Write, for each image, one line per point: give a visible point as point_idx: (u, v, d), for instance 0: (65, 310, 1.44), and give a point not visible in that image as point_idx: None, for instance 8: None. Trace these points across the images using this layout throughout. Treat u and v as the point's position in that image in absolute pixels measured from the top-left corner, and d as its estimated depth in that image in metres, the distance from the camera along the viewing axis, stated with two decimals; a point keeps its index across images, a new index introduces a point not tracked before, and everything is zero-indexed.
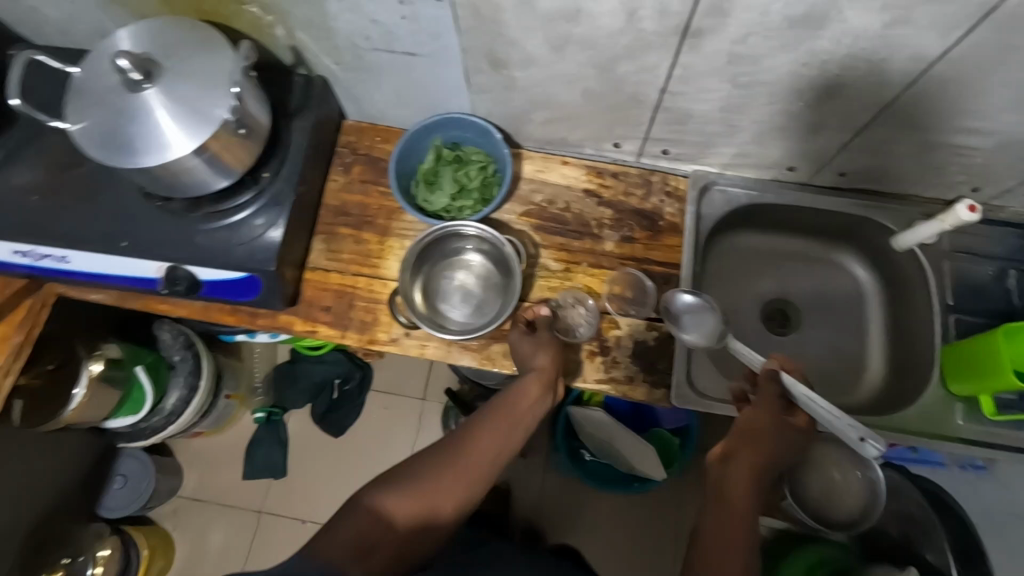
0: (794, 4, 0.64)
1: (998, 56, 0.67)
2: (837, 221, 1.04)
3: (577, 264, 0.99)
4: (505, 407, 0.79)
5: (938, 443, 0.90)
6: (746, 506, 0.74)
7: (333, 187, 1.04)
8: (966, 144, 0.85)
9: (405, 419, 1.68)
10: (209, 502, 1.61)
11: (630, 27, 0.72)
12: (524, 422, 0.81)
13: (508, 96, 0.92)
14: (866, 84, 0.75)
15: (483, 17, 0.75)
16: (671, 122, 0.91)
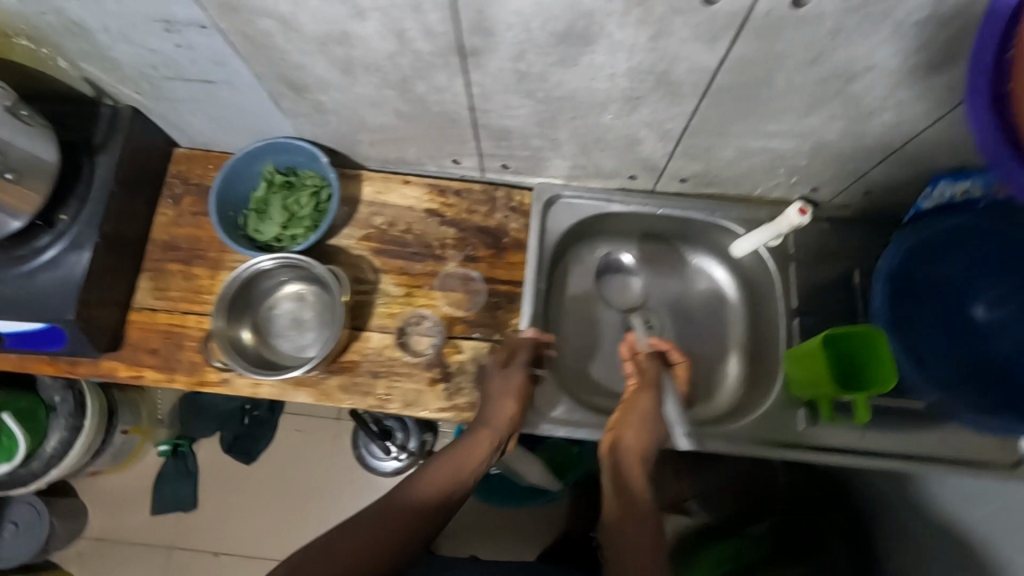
0: (552, 21, 0.61)
1: (772, 65, 0.65)
2: (689, 227, 1.02)
3: (419, 288, 0.95)
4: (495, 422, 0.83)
5: (784, 452, 0.88)
6: (637, 475, 0.76)
7: (162, 221, 0.98)
8: (785, 149, 0.83)
9: (320, 441, 1.60)
10: (114, 541, 1.53)
11: (404, 49, 0.69)
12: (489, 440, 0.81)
13: (323, 119, 0.88)
14: (662, 96, 0.73)
15: (257, 43, 0.71)
16: (494, 138, 0.88)
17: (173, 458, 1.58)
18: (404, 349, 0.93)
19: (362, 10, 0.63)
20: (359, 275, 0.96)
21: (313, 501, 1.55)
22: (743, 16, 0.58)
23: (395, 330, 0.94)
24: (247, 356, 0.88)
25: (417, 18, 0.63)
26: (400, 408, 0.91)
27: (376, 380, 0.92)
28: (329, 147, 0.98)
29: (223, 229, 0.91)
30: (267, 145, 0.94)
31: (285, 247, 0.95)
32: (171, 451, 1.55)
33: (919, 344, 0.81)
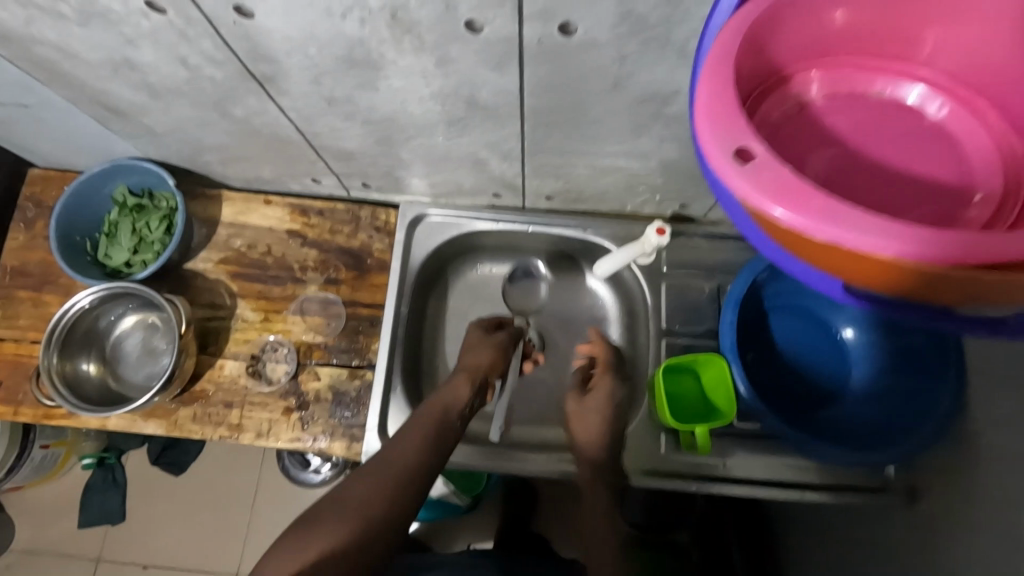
0: (328, 48, 0.57)
1: (576, 90, 0.61)
2: (564, 245, 0.98)
3: (278, 312, 0.92)
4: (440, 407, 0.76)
5: (649, 481, 0.83)
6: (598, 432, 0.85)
7: (13, 246, 0.95)
8: (636, 169, 0.79)
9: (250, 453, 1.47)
10: (39, 556, 1.39)
11: (197, 74, 0.65)
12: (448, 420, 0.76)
13: (160, 140, 0.84)
14: (484, 120, 0.69)
15: (49, 69, 0.68)
16: (339, 158, 0.84)
17: (100, 469, 1.42)
18: (258, 377, 0.89)
19: (130, 37, 0.59)
20: (215, 300, 0.93)
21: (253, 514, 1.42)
22: (518, 42, 0.54)
23: (250, 356, 0.90)
24: (88, 391, 0.84)
25: (191, 45, 0.59)
26: (252, 439, 0.87)
27: (228, 409, 0.88)
28: (183, 166, 0.94)
29: (65, 257, 0.88)
30: (111, 168, 0.90)
31: (136, 272, 0.91)
32: (97, 463, 1.40)
33: (778, 369, 0.84)
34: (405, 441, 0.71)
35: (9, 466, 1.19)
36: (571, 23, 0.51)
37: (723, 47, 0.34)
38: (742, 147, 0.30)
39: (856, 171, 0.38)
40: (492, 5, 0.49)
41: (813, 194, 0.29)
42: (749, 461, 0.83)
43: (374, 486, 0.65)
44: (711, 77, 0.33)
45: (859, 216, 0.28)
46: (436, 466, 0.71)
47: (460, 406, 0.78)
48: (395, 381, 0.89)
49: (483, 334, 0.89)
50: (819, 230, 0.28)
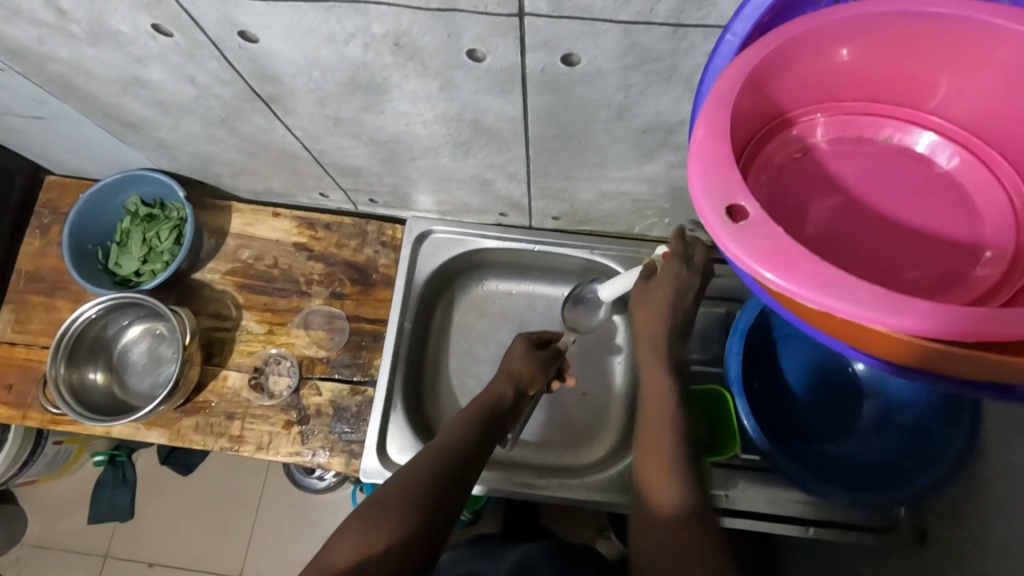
0: (332, 72, 0.58)
1: (579, 117, 0.60)
2: (570, 265, 0.98)
3: (283, 325, 0.93)
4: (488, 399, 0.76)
5: None
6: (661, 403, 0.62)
7: (28, 251, 0.97)
8: (643, 194, 0.78)
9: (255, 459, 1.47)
10: (49, 549, 1.41)
11: (205, 93, 0.65)
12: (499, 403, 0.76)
13: (172, 152, 0.85)
14: (489, 143, 0.69)
15: (64, 84, 0.69)
16: (346, 175, 0.84)
17: (110, 467, 1.42)
18: (261, 390, 0.90)
19: (140, 57, 0.60)
20: (221, 310, 0.93)
21: (258, 520, 1.41)
22: (520, 71, 0.53)
23: (254, 368, 0.91)
24: (95, 400, 0.86)
25: (199, 66, 0.60)
26: (253, 451, 0.88)
27: (231, 420, 0.89)
28: (195, 177, 0.96)
29: (76, 265, 0.90)
30: (125, 177, 0.92)
31: (145, 282, 0.93)
32: (108, 459, 1.40)
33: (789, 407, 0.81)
34: (453, 427, 0.70)
35: (24, 460, 1.21)
36: (574, 53, 0.50)
37: (723, 95, 0.33)
38: (735, 206, 0.30)
39: (861, 223, 0.37)
40: (493, 36, 0.49)
41: (808, 258, 0.28)
42: (752, 491, 0.82)
43: (430, 469, 0.64)
44: (708, 128, 0.32)
45: (857, 286, 0.27)
46: (484, 450, 0.70)
47: (506, 403, 0.77)
48: (395, 398, 0.89)
49: (529, 347, 0.83)
50: (815, 296, 0.27)
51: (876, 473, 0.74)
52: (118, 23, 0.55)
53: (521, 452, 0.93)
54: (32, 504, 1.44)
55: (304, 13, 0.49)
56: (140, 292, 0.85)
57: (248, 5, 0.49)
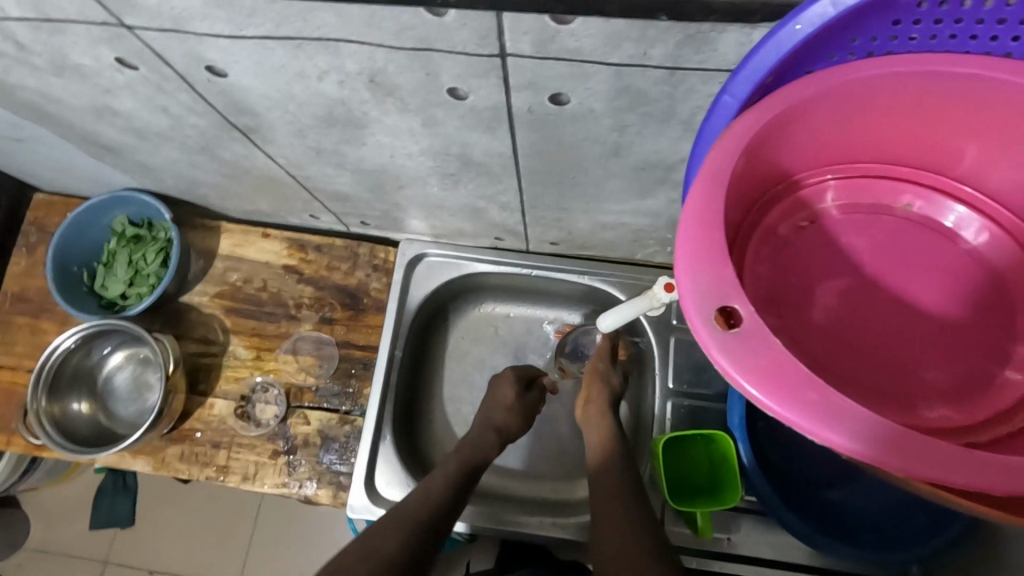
0: (307, 106, 0.54)
1: (570, 153, 0.56)
2: (570, 291, 0.94)
3: (270, 350, 0.90)
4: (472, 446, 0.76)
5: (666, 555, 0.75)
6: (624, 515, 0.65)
7: (15, 272, 0.95)
8: (641, 225, 0.74)
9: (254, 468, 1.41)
10: (50, 555, 1.36)
11: (181, 123, 0.62)
12: (484, 453, 0.76)
13: (156, 175, 0.83)
14: (477, 176, 0.65)
15: (38, 111, 0.66)
16: (335, 199, 0.81)
17: (111, 473, 1.39)
18: (247, 419, 0.87)
19: (109, 89, 0.57)
20: (209, 335, 0.91)
21: (257, 528, 1.36)
22: (505, 109, 0.49)
23: (242, 395, 0.88)
24: (79, 430, 0.84)
25: (170, 98, 0.57)
26: (238, 482, 0.85)
27: (216, 450, 0.86)
28: (182, 197, 0.93)
29: (61, 288, 0.87)
30: (111, 198, 0.89)
31: (131, 305, 0.90)
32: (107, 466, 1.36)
33: (793, 459, 0.74)
34: (427, 488, 0.69)
35: (24, 466, 1.19)
36: (562, 93, 0.46)
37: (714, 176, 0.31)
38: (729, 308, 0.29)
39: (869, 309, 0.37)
40: (474, 75, 0.45)
41: (811, 386, 0.28)
42: (756, 535, 0.75)
43: (399, 538, 0.60)
44: (701, 208, 0.30)
45: (864, 424, 0.28)
46: (452, 515, 0.67)
47: (487, 460, 0.76)
48: (385, 429, 0.85)
49: (518, 392, 0.83)
50: (819, 433, 0.28)
51: (881, 529, 0.70)
52: (81, 56, 0.52)
53: (515, 484, 0.90)
54: (32, 509, 1.39)
55: (271, 50, 0.46)
56: (121, 319, 0.83)
57: (212, 40, 0.46)
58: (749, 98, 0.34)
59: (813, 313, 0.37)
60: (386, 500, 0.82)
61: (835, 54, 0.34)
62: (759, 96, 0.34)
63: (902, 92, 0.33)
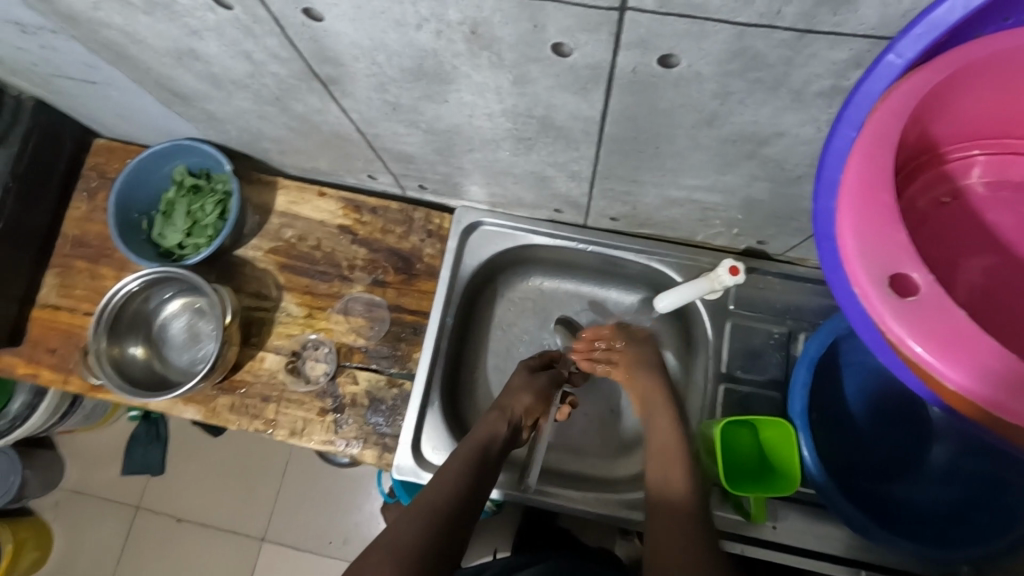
0: (398, 57, 0.53)
1: (662, 121, 0.54)
2: (625, 269, 0.92)
3: (322, 309, 0.91)
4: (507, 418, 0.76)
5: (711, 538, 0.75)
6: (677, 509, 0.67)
7: (74, 216, 0.96)
8: (712, 203, 0.72)
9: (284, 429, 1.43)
10: (88, 497, 1.40)
11: (260, 70, 0.62)
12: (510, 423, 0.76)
13: (220, 125, 0.82)
14: (554, 142, 0.64)
15: (116, 52, 0.66)
16: (398, 160, 0.80)
17: (145, 422, 1.41)
18: (297, 375, 0.88)
19: (196, 29, 0.57)
20: (262, 290, 0.91)
21: (285, 487, 1.38)
22: (606, 68, 0.48)
23: (292, 351, 0.89)
24: (134, 373, 0.85)
25: (256, 42, 0.56)
26: (286, 436, 0.86)
27: (266, 403, 0.87)
28: (242, 150, 0.93)
29: (122, 235, 0.88)
30: (173, 147, 0.89)
31: (188, 255, 0.91)
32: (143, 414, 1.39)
33: (852, 446, 0.75)
34: (445, 479, 0.66)
35: (65, 410, 1.21)
36: (673, 54, 0.44)
37: (873, 139, 0.34)
38: (883, 263, 0.32)
39: (1010, 288, 0.40)
40: (585, 30, 0.43)
41: (961, 335, 0.31)
42: (802, 526, 0.74)
43: (415, 529, 0.58)
44: (865, 169, 0.34)
45: (999, 374, 0.30)
46: (472, 510, 0.64)
47: (497, 442, 0.74)
48: (432, 395, 0.85)
49: (528, 377, 0.82)
50: (953, 378, 0.30)
51: (939, 526, 0.69)
52: None
53: (557, 458, 0.89)
54: (69, 452, 1.43)
55: None
56: (180, 267, 0.83)
57: None
58: (915, 60, 0.35)
59: (955, 287, 0.40)
60: (432, 465, 0.82)
61: (1011, 16, 0.35)
62: (926, 56, 0.35)
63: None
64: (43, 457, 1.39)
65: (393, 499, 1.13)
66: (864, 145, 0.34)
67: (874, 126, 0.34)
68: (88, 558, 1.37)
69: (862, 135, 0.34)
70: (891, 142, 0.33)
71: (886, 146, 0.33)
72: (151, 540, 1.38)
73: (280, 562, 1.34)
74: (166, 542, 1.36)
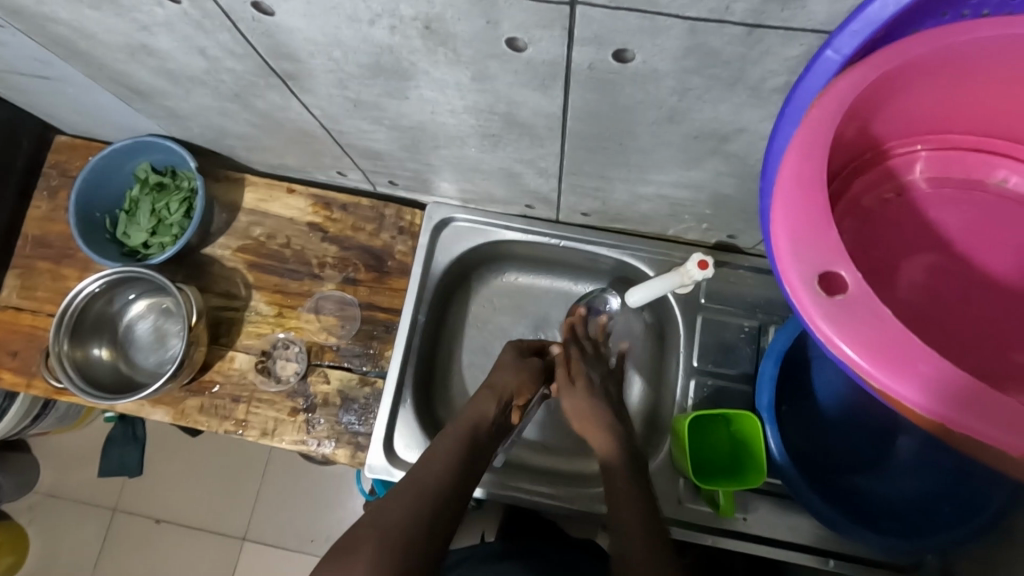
0: (355, 53, 0.52)
1: (622, 117, 0.54)
2: (597, 264, 0.92)
3: (293, 308, 0.89)
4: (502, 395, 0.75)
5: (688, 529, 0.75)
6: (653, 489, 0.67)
7: (35, 215, 0.94)
8: (680, 198, 0.72)
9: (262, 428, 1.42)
10: (62, 499, 1.38)
11: (217, 66, 0.60)
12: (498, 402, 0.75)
13: (183, 122, 0.81)
14: (519, 138, 0.63)
15: (68, 47, 0.65)
16: (366, 157, 0.79)
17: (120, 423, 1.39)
18: (267, 375, 0.87)
19: (146, 24, 0.55)
20: (231, 289, 0.90)
21: (264, 485, 1.37)
22: (562, 64, 0.47)
23: (263, 350, 0.88)
24: (99, 375, 0.83)
25: (210, 37, 0.55)
26: (257, 437, 0.85)
27: (236, 404, 0.86)
28: (208, 147, 0.91)
29: (84, 234, 0.86)
30: (136, 144, 0.87)
31: (154, 255, 0.89)
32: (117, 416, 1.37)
33: (814, 434, 0.76)
34: (431, 465, 0.65)
35: (36, 413, 1.18)
36: (627, 49, 0.44)
37: (809, 140, 0.34)
38: (821, 267, 0.32)
39: (952, 286, 0.40)
40: (538, 25, 0.43)
41: (897, 344, 0.31)
42: (771, 517, 0.75)
43: (406, 509, 0.58)
44: (799, 169, 0.33)
45: (935, 381, 0.30)
46: (460, 498, 0.63)
47: (490, 422, 0.72)
48: (404, 393, 0.85)
49: (517, 357, 0.80)
50: (892, 386, 0.30)
51: (904, 519, 0.70)
52: None
53: (532, 453, 0.89)
54: (42, 454, 1.40)
55: None
56: (143, 266, 0.82)
57: None
58: (851, 56, 0.35)
59: (898, 287, 0.40)
60: (404, 463, 0.82)
61: (948, 12, 0.35)
62: (862, 53, 0.36)
63: (1012, 56, 0.34)
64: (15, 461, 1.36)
65: (372, 496, 1.13)
66: (801, 144, 0.34)
67: (811, 127, 0.34)
68: (63, 563, 1.35)
69: (798, 137, 0.34)
70: (826, 143, 0.33)
71: (821, 148, 0.33)
72: (127, 542, 1.36)
73: (259, 560, 1.33)
74: (144, 544, 1.35)
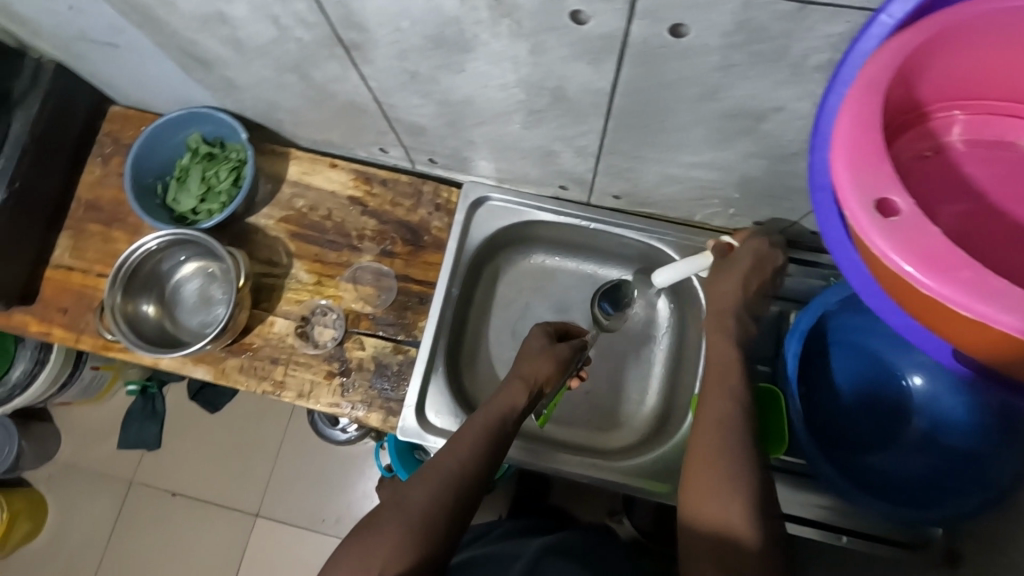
0: (420, 23, 0.56)
1: (665, 94, 0.58)
2: (624, 247, 0.95)
3: (331, 278, 0.93)
4: (529, 377, 0.76)
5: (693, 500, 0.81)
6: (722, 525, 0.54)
7: (89, 180, 0.98)
8: (711, 180, 0.75)
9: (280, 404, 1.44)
10: (82, 469, 1.42)
11: (285, 35, 0.65)
12: (519, 390, 0.74)
13: (238, 93, 0.85)
14: (562, 114, 0.67)
15: (145, 14, 0.69)
16: (409, 132, 0.83)
17: (141, 397, 1.42)
18: (305, 339, 0.90)
19: None
20: (273, 257, 0.94)
21: (279, 463, 1.40)
22: (619, 37, 0.51)
23: (302, 316, 0.92)
24: (147, 331, 0.87)
25: (284, 5, 0.59)
26: (293, 398, 0.89)
27: (275, 365, 0.90)
28: (256, 121, 0.95)
29: (137, 197, 0.91)
30: (189, 114, 0.91)
31: (201, 221, 0.93)
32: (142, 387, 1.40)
33: (831, 411, 0.80)
34: (456, 447, 0.65)
35: (62, 381, 1.21)
36: (682, 24, 0.48)
37: (865, 89, 0.37)
38: (885, 201, 0.34)
39: (979, 231, 0.42)
40: None
41: (966, 266, 0.32)
42: (786, 492, 0.79)
43: (430, 492, 0.59)
44: (858, 115, 0.36)
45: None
46: (484, 482, 0.64)
47: (516, 413, 0.72)
48: (437, 360, 0.89)
49: (548, 344, 0.82)
50: (984, 312, 0.32)
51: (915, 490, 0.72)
52: None
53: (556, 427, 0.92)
54: (65, 424, 1.44)
55: None
56: (196, 231, 0.86)
57: None
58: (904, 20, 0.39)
59: None
60: (435, 428, 0.86)
61: None
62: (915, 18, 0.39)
63: None
64: (39, 430, 1.40)
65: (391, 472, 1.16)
66: (858, 94, 0.37)
67: (864, 79, 0.37)
68: (82, 530, 1.39)
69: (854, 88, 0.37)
70: (881, 93, 0.37)
71: (875, 94, 0.36)
72: (145, 513, 1.39)
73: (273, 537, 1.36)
74: (162, 513, 1.39)
